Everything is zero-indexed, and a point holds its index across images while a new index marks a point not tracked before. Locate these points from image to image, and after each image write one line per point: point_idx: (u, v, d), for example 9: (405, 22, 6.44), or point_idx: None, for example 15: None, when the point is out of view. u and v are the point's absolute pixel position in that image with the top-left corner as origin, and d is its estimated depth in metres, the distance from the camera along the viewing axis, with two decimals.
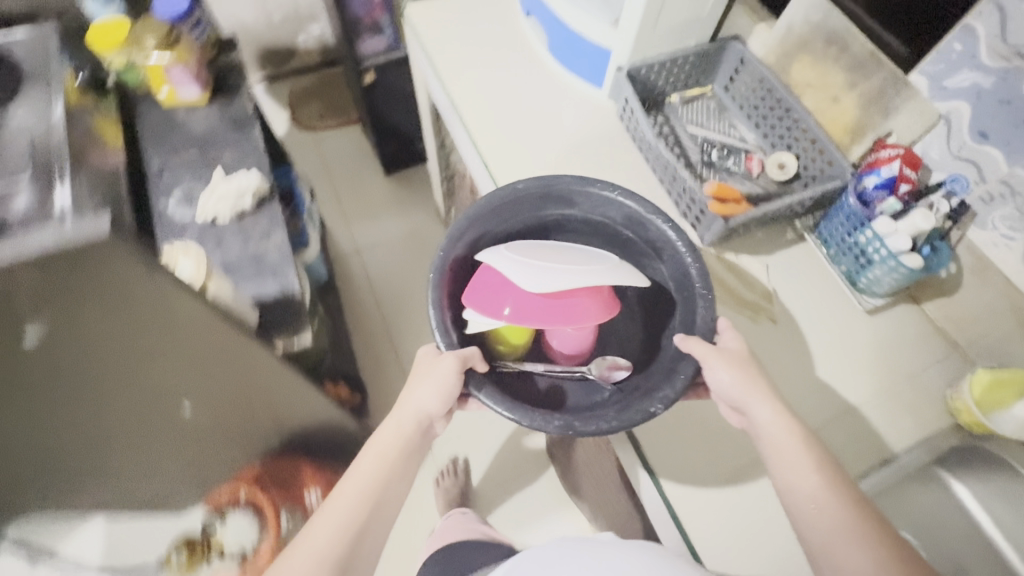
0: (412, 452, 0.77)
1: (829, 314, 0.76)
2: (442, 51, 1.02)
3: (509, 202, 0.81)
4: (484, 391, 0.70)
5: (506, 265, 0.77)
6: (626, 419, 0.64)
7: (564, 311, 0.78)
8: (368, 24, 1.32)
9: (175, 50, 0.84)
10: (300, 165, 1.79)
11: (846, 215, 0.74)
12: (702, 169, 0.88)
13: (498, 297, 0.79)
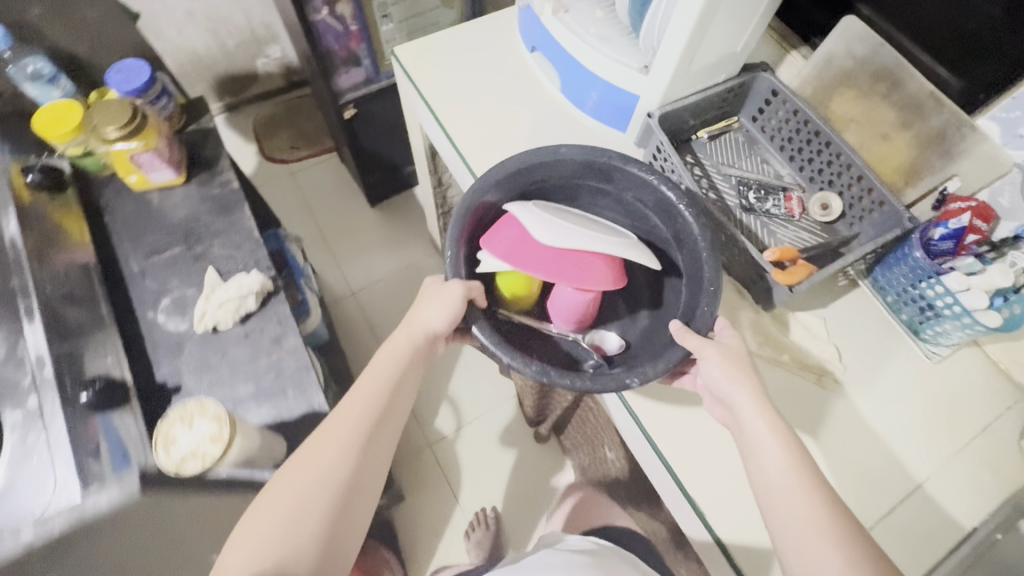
0: (416, 369, 0.73)
1: (894, 368, 0.72)
2: (441, 98, 0.93)
3: (528, 168, 0.81)
4: (479, 324, 0.68)
5: (527, 210, 0.78)
6: (599, 383, 0.64)
7: (570, 268, 0.77)
8: (344, 58, 1.19)
9: (139, 136, 0.73)
10: (277, 203, 1.66)
11: (908, 267, 0.69)
12: (742, 214, 0.82)
13: (515, 245, 0.78)
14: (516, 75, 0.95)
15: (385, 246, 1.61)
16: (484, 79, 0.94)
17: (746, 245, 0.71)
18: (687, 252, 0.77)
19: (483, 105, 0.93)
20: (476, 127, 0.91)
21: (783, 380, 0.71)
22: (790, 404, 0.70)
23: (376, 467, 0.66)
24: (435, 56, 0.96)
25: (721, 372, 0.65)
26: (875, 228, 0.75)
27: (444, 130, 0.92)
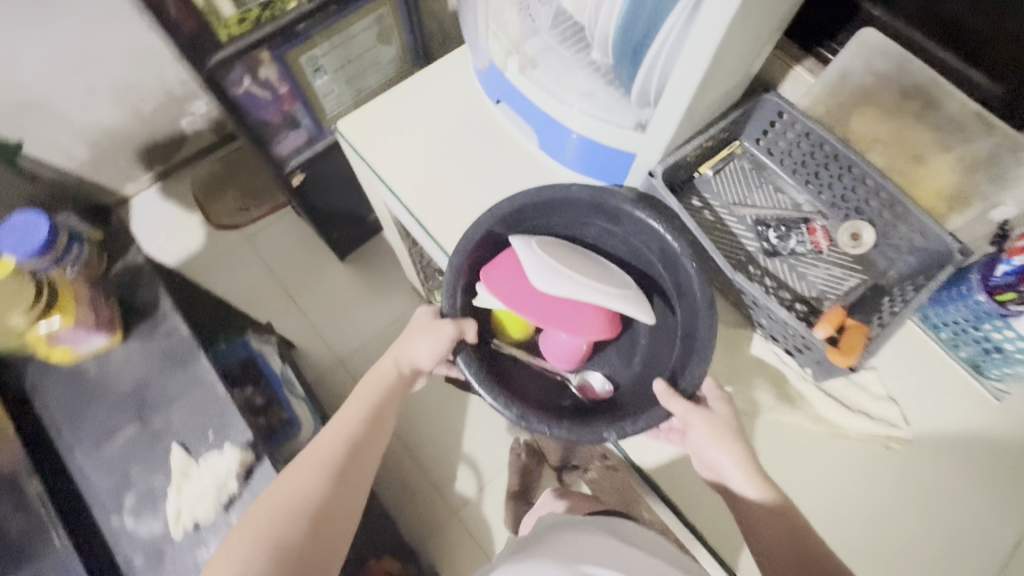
0: (396, 399, 0.77)
1: (965, 416, 0.65)
2: (403, 174, 0.80)
3: (531, 208, 0.74)
4: (462, 355, 0.69)
5: (530, 252, 0.70)
6: (575, 433, 0.62)
7: (565, 317, 0.72)
8: (280, 123, 1.04)
9: (59, 311, 0.75)
10: (239, 276, 1.51)
11: (968, 310, 0.62)
12: (764, 259, 0.73)
13: (515, 288, 0.71)
14: (482, 132, 0.82)
15: (362, 302, 1.49)
16: (447, 143, 0.81)
17: (780, 315, 0.63)
18: (687, 301, 0.70)
19: (451, 173, 0.80)
20: (450, 203, 0.79)
21: (844, 452, 0.65)
22: (857, 480, 0.64)
23: (351, 488, 0.70)
24: (384, 124, 0.82)
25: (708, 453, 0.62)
26: (917, 259, 0.68)
27: (413, 212, 0.79)
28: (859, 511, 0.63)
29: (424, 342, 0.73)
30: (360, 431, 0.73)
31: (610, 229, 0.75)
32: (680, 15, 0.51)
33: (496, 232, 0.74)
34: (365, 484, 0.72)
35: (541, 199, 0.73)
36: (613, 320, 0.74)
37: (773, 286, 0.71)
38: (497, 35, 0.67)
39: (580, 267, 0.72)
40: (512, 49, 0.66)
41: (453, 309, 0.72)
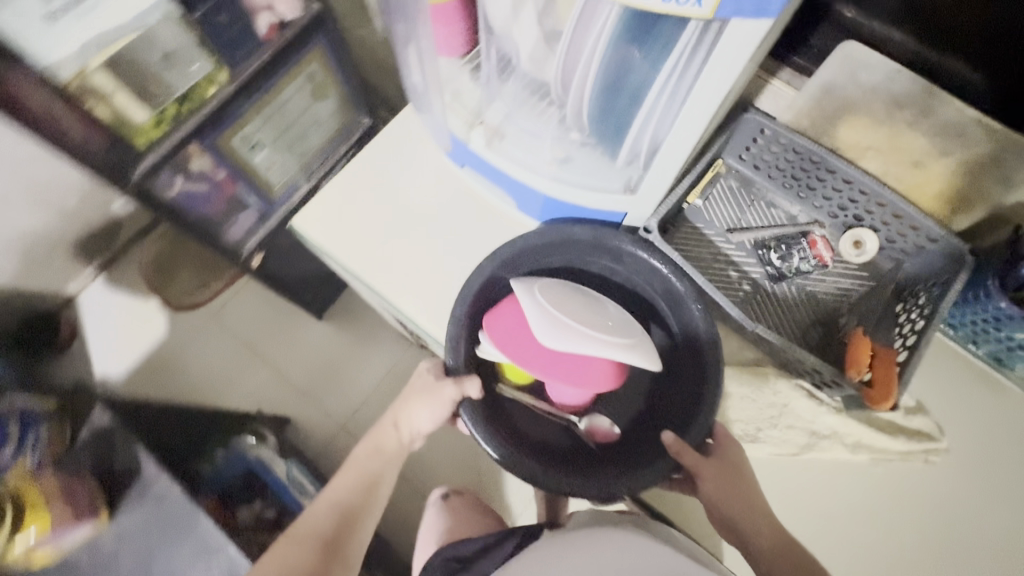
0: (394, 468, 0.72)
1: (995, 414, 0.64)
2: (371, 261, 0.72)
3: (529, 254, 0.66)
4: (467, 409, 0.63)
5: (532, 298, 0.61)
6: (590, 489, 0.58)
7: (568, 367, 0.62)
8: (227, 209, 0.95)
9: (35, 521, 0.70)
10: (215, 352, 1.42)
11: (988, 314, 0.61)
12: (772, 285, 0.69)
13: (518, 341, 0.62)
14: (450, 199, 0.74)
15: (331, 351, 1.42)
16: (414, 221, 0.73)
17: (807, 359, 0.60)
18: (693, 355, 0.63)
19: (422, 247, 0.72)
20: (431, 288, 0.71)
21: (887, 479, 0.63)
22: (902, 505, 0.63)
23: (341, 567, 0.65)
24: (339, 211, 0.73)
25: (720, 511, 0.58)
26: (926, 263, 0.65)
27: (391, 303, 0.72)
28: (911, 532, 0.62)
29: (423, 407, 0.67)
30: (352, 502, 0.69)
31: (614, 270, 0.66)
32: (664, 81, 0.45)
33: (483, 289, 0.65)
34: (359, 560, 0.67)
35: (534, 247, 0.65)
36: (618, 368, 0.63)
37: (785, 314, 0.68)
38: (457, 107, 0.61)
39: (581, 307, 0.63)
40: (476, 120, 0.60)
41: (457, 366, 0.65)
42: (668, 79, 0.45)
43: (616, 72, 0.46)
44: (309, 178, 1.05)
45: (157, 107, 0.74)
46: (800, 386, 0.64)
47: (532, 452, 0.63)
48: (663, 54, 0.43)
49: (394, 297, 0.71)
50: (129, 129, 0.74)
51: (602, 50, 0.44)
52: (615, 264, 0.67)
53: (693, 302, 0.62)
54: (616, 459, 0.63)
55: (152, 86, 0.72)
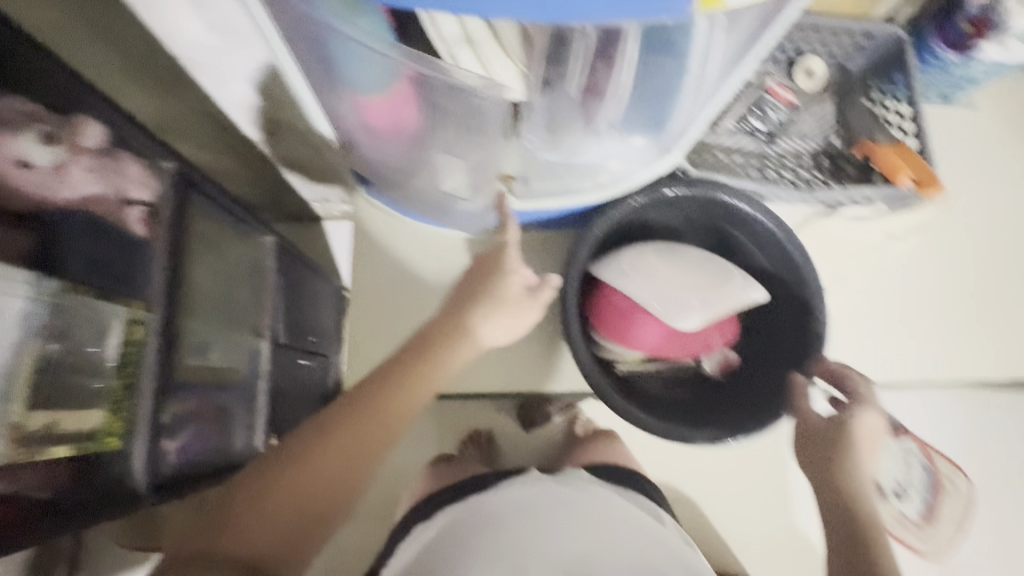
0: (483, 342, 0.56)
1: (959, 140, 0.76)
2: None
3: (602, 242, 0.61)
4: (621, 401, 0.55)
5: (631, 282, 0.57)
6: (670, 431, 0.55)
7: (683, 346, 0.58)
8: (214, 428, 0.76)
9: None
10: None
11: (942, 68, 0.70)
12: (772, 147, 0.73)
13: (635, 325, 0.57)
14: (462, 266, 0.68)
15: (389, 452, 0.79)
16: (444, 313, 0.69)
17: (858, 189, 0.64)
18: (777, 262, 0.62)
19: None
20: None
21: (935, 242, 0.74)
22: (958, 255, 0.74)
23: (374, 420, 0.53)
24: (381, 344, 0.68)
25: (840, 482, 0.53)
26: (868, 58, 0.72)
27: None
28: (958, 268, 0.74)
29: (518, 317, 0.56)
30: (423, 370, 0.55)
31: (674, 212, 0.63)
32: (697, 63, 0.42)
33: (580, 310, 0.59)
34: (385, 423, 0.53)
35: (602, 234, 0.60)
36: (729, 319, 0.60)
37: (797, 165, 0.72)
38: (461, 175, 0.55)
39: (675, 269, 0.58)
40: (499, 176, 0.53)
41: (601, 374, 0.55)
42: (704, 53, 0.42)
43: (651, 70, 0.43)
44: (262, 334, 0.86)
45: (103, 397, 0.56)
46: (850, 219, 0.69)
47: (707, 420, 0.58)
48: (691, 40, 0.40)
49: None
50: (94, 443, 0.55)
51: (631, 59, 0.42)
52: (671, 210, 0.63)
53: (762, 215, 0.60)
54: (782, 372, 0.60)
55: (74, 391, 0.55)
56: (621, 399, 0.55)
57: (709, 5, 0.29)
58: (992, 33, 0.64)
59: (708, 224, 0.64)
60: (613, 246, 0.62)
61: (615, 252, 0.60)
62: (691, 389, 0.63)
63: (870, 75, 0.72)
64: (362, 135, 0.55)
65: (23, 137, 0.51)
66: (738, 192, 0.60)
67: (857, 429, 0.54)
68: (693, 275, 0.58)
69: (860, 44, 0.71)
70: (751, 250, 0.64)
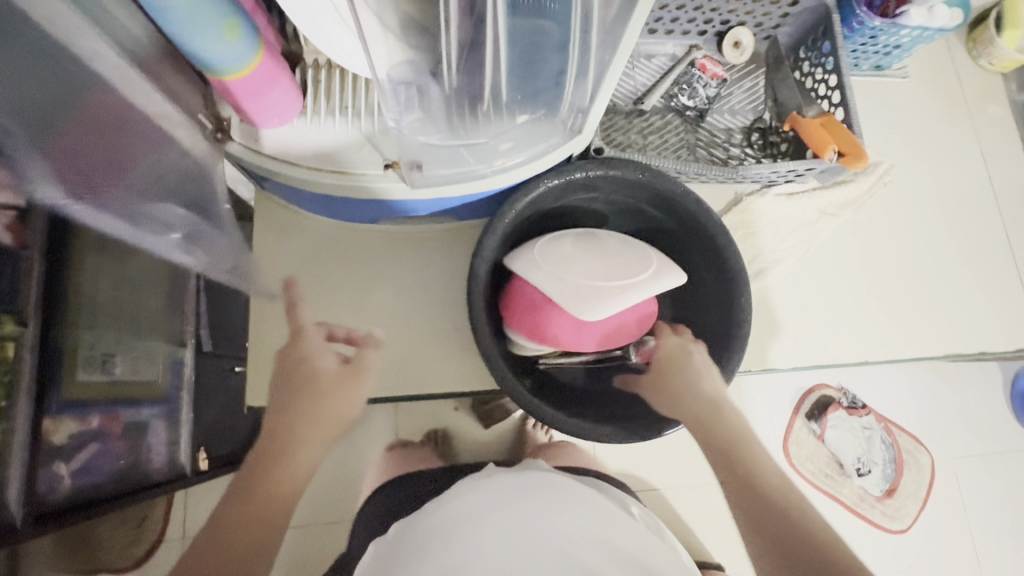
0: (340, 393, 0.55)
1: (892, 111, 0.74)
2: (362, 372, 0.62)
3: (515, 234, 0.57)
4: (541, 405, 0.52)
5: (543, 271, 0.53)
6: (594, 433, 0.52)
7: (601, 337, 0.55)
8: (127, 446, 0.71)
9: None
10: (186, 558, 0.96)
11: (868, 35, 0.66)
12: (700, 125, 0.70)
13: (548, 319, 0.53)
14: (373, 263, 0.65)
15: (333, 450, 0.82)
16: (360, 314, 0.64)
17: (781, 165, 0.61)
18: (704, 244, 0.59)
19: (388, 320, 0.64)
20: (424, 361, 0.64)
21: (873, 216, 0.72)
22: (896, 227, 0.72)
23: (257, 490, 0.50)
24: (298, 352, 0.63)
25: (688, 401, 0.53)
26: (796, 26, 0.68)
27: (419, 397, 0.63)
28: (895, 242, 0.72)
29: (348, 391, 0.55)
30: (292, 429, 0.53)
31: (594, 197, 0.59)
32: (579, 28, 0.39)
33: (491, 303, 0.56)
34: (270, 486, 0.50)
35: (514, 223, 0.56)
36: (648, 309, 0.57)
37: (725, 142, 0.69)
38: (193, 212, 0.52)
39: (586, 254, 0.55)
40: (385, 165, 0.49)
41: (511, 375, 0.51)
42: (585, 18, 0.39)
43: (530, 37, 0.40)
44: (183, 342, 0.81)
45: None
46: (778, 194, 0.68)
47: (629, 416, 0.55)
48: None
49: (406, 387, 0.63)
50: None
51: (501, 28, 0.38)
52: (590, 194, 0.59)
53: (683, 196, 0.57)
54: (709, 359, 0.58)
55: None
56: (533, 396, 0.52)
57: None
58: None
59: (631, 206, 0.61)
60: (526, 236, 0.60)
61: (530, 244, 0.56)
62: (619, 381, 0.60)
63: (800, 45, 0.69)
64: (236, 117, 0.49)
65: None
66: (657, 172, 0.57)
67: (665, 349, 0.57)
68: (610, 261, 0.54)
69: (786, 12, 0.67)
70: (676, 233, 0.61)
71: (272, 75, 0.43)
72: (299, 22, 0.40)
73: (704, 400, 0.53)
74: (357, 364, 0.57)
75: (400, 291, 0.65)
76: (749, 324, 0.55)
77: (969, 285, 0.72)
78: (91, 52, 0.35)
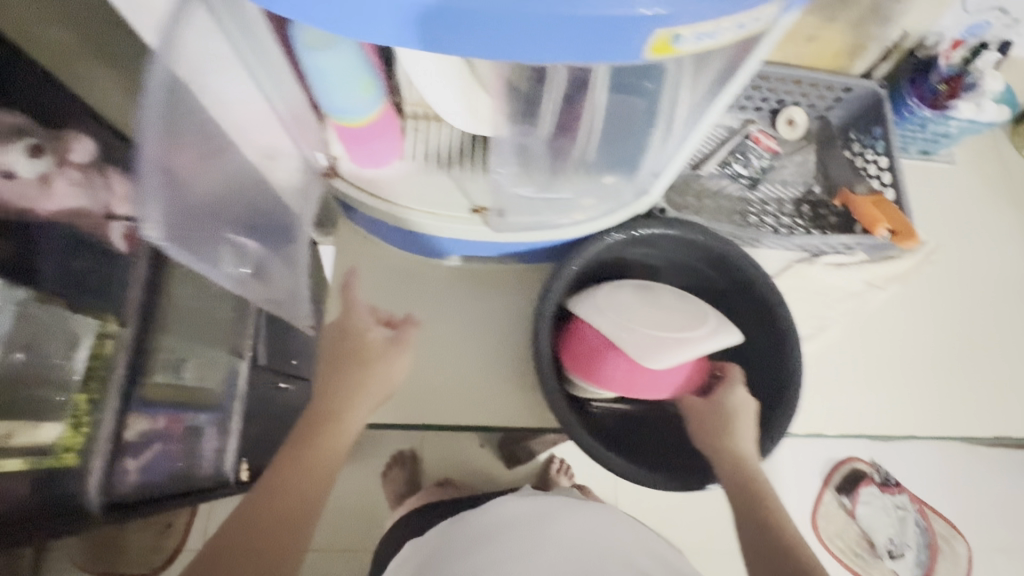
0: (381, 361, 0.62)
1: (936, 193, 0.77)
2: (427, 394, 0.66)
3: (580, 278, 0.62)
4: (594, 443, 0.54)
5: (607, 318, 0.57)
6: (647, 478, 0.54)
7: (656, 386, 0.58)
8: (183, 446, 0.75)
9: None
10: None
11: (918, 123, 0.71)
12: (753, 192, 0.74)
13: (608, 365, 0.56)
14: (431, 288, 0.69)
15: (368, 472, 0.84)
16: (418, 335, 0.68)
17: (833, 236, 0.65)
18: (756, 306, 0.62)
19: (450, 341, 0.68)
20: (482, 388, 0.67)
21: (914, 291, 0.74)
22: (938, 305, 0.74)
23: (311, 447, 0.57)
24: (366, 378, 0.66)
25: (731, 453, 0.55)
26: (848, 110, 0.74)
27: (472, 426, 0.67)
28: (936, 318, 0.74)
29: (390, 363, 0.62)
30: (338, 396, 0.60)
31: (654, 251, 0.63)
32: (666, 107, 0.45)
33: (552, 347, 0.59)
34: (323, 449, 0.57)
35: (582, 268, 0.60)
36: (700, 366, 0.60)
37: (778, 210, 0.73)
38: (265, 247, 0.56)
39: (647, 307, 0.57)
40: (472, 209, 0.53)
41: (567, 408, 0.55)
42: (671, 103, 0.44)
43: (619, 110, 0.45)
44: (240, 354, 0.84)
45: (67, 411, 0.55)
46: (827, 263, 0.70)
47: (672, 466, 0.57)
48: (663, 78, 0.42)
49: (466, 410, 0.66)
50: (51, 456, 0.53)
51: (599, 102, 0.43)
52: (649, 250, 0.63)
53: (740, 258, 0.61)
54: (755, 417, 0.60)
55: (39, 402, 0.53)
56: (589, 437, 0.54)
57: (660, 53, 0.30)
58: (967, 92, 0.67)
59: (687, 264, 0.64)
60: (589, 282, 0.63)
61: (595, 290, 0.59)
62: (672, 431, 0.61)
63: (853, 125, 0.74)
64: (345, 154, 0.53)
65: (10, 150, 0.50)
66: (717, 234, 0.61)
67: (728, 398, 0.58)
68: (668, 312, 0.57)
69: (840, 96, 0.73)
70: (729, 292, 0.64)
71: (386, 128, 0.49)
72: (416, 81, 0.45)
73: (745, 454, 0.55)
74: (400, 339, 0.64)
75: (458, 317, 0.69)
76: (797, 388, 0.58)
77: (1009, 367, 0.73)
78: (222, 98, 0.42)
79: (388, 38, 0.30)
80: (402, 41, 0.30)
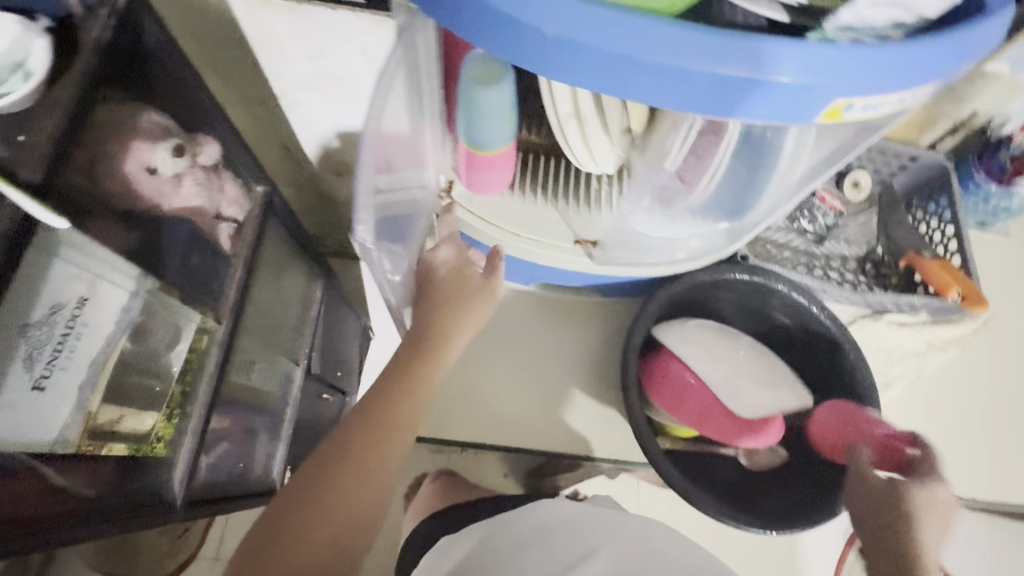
0: (467, 307, 0.55)
1: (993, 263, 0.81)
2: (506, 414, 0.71)
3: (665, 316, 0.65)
4: (680, 479, 0.56)
5: (687, 350, 0.61)
6: (734, 516, 0.56)
7: (724, 427, 0.59)
8: (242, 447, 0.75)
9: None
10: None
11: (981, 196, 0.76)
12: (818, 247, 0.77)
13: (679, 394, 0.60)
14: (509, 312, 0.72)
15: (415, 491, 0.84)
16: (499, 354, 0.72)
17: (903, 296, 0.68)
18: (830, 356, 0.64)
19: (528, 362, 0.72)
20: (555, 412, 0.71)
21: (971, 356, 0.77)
22: (993, 371, 0.77)
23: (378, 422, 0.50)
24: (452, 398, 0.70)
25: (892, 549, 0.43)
26: (912, 177, 0.77)
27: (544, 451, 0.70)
28: (992, 384, 0.76)
29: (474, 313, 0.55)
30: (414, 351, 0.52)
31: (731, 295, 0.66)
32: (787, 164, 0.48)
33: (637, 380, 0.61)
34: (391, 426, 0.50)
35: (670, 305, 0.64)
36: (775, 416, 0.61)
37: (841, 266, 0.76)
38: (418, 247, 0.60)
39: (719, 345, 0.63)
40: (576, 240, 0.57)
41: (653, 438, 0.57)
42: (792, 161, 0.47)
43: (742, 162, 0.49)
44: (298, 361, 0.85)
45: (164, 400, 0.56)
46: (890, 322, 0.73)
47: (743, 505, 0.58)
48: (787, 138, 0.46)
49: (544, 431, 0.70)
50: (145, 445, 0.53)
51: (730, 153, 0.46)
52: (725, 293, 0.66)
53: (819, 309, 0.63)
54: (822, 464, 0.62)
55: (137, 388, 0.54)
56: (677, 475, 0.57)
57: (827, 118, 0.33)
58: None
59: (761, 311, 0.67)
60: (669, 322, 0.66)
61: (682, 326, 0.62)
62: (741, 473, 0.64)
63: (914, 192, 0.78)
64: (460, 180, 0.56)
65: (157, 147, 0.52)
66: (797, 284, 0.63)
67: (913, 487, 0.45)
68: (735, 356, 0.62)
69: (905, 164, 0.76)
70: (801, 340, 0.66)
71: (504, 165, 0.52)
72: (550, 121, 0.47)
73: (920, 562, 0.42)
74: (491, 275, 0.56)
75: (535, 340, 0.72)
76: None
77: None
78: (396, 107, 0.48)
79: (569, 78, 0.32)
80: (583, 81, 0.32)
